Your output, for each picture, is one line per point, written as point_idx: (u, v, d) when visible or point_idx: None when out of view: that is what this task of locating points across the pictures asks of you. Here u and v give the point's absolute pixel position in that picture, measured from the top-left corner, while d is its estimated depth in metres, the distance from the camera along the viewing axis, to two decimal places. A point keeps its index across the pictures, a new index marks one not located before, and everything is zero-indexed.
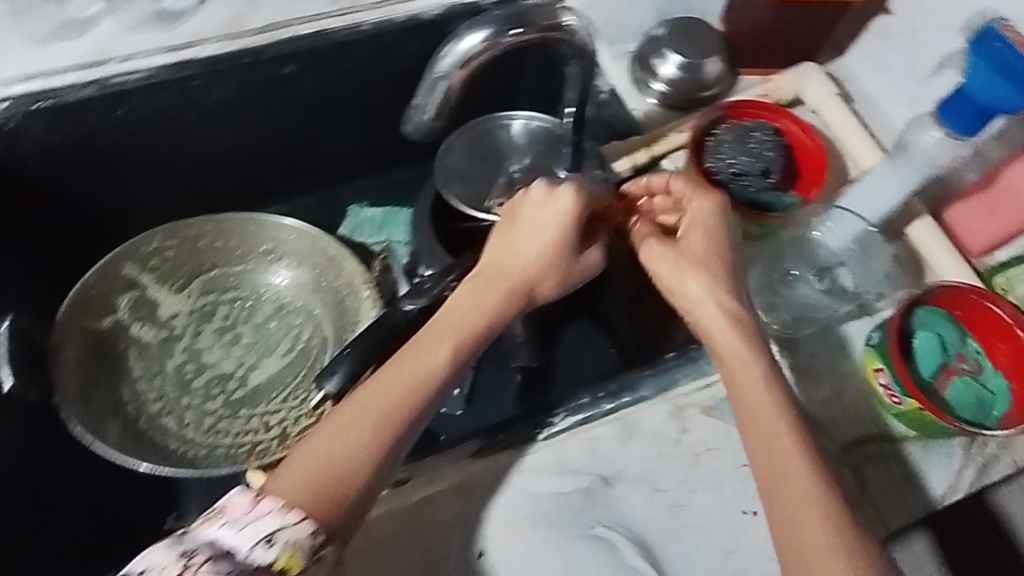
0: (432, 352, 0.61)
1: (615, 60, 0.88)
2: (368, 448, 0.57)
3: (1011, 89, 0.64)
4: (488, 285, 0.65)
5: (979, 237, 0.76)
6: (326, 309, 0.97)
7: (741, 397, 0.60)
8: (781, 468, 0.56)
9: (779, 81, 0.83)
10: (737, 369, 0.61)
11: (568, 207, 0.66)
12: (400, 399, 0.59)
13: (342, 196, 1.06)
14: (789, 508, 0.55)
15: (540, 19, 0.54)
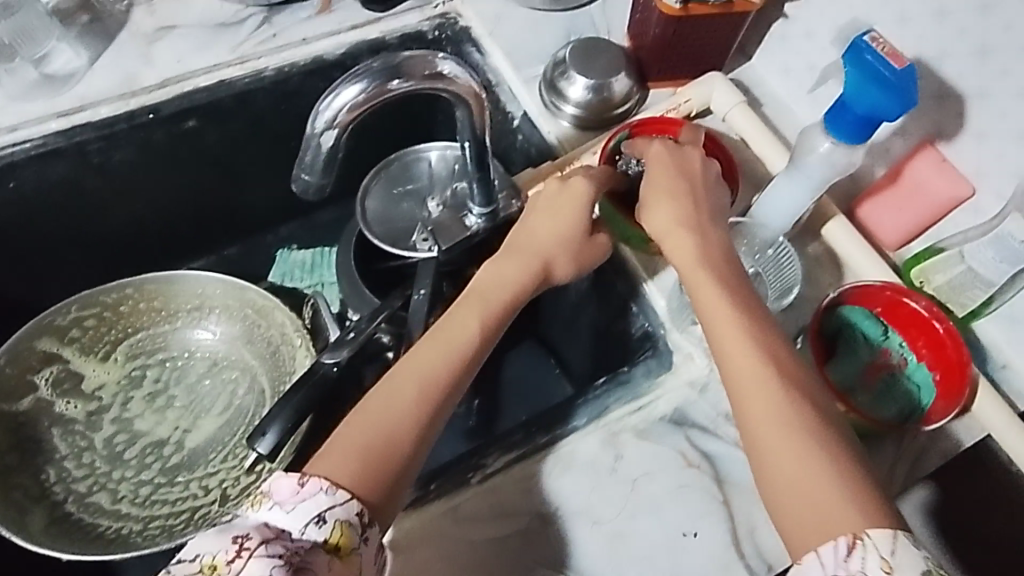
0: (464, 325, 0.64)
1: (526, 85, 0.89)
2: (414, 420, 0.59)
3: (888, 97, 0.56)
4: (511, 262, 0.68)
5: (892, 230, 0.75)
6: (261, 361, 0.95)
7: (713, 323, 0.60)
8: (753, 386, 0.56)
9: (687, 93, 0.83)
10: (708, 297, 0.62)
11: (581, 188, 0.70)
12: (439, 374, 0.61)
13: (270, 243, 1.04)
14: (761, 428, 0.55)
15: (418, 69, 0.53)
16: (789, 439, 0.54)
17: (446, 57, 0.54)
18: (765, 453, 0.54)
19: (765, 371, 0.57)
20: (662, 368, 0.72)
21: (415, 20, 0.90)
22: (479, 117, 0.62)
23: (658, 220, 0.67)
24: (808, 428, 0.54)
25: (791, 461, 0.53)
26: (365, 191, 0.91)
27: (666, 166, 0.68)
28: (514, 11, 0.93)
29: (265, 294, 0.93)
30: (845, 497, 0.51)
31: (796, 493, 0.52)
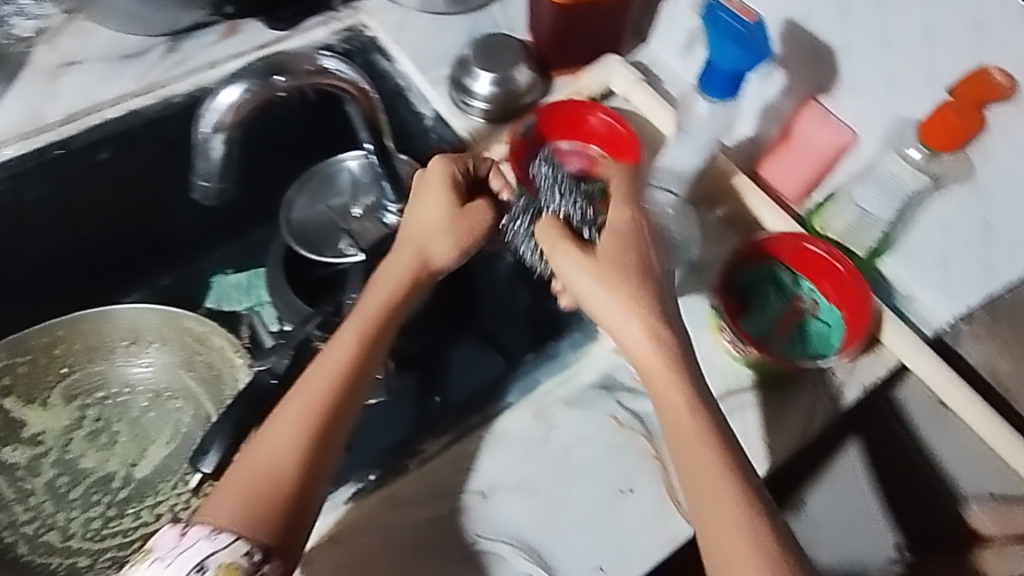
0: (343, 346, 0.65)
1: (435, 86, 0.91)
2: (294, 447, 0.59)
3: (746, 51, 0.64)
4: (398, 260, 0.70)
5: (792, 184, 0.78)
6: (203, 386, 0.94)
7: (655, 379, 0.60)
8: (694, 448, 0.58)
9: (586, 78, 0.88)
10: (665, 393, 0.60)
11: (440, 171, 0.71)
12: (324, 394, 0.61)
13: (204, 269, 1.03)
14: (698, 490, 0.57)
15: (300, 67, 0.60)
16: (737, 542, 0.55)
17: (328, 55, 0.62)
18: (699, 510, 0.57)
19: (713, 471, 0.57)
20: (588, 338, 0.74)
21: (322, 34, 0.93)
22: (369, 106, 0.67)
23: (602, 303, 0.61)
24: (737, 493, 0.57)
25: (721, 525, 0.56)
26: (289, 205, 0.92)
27: (612, 239, 0.63)
28: (418, 18, 0.95)
29: (201, 318, 0.95)
30: None
31: None
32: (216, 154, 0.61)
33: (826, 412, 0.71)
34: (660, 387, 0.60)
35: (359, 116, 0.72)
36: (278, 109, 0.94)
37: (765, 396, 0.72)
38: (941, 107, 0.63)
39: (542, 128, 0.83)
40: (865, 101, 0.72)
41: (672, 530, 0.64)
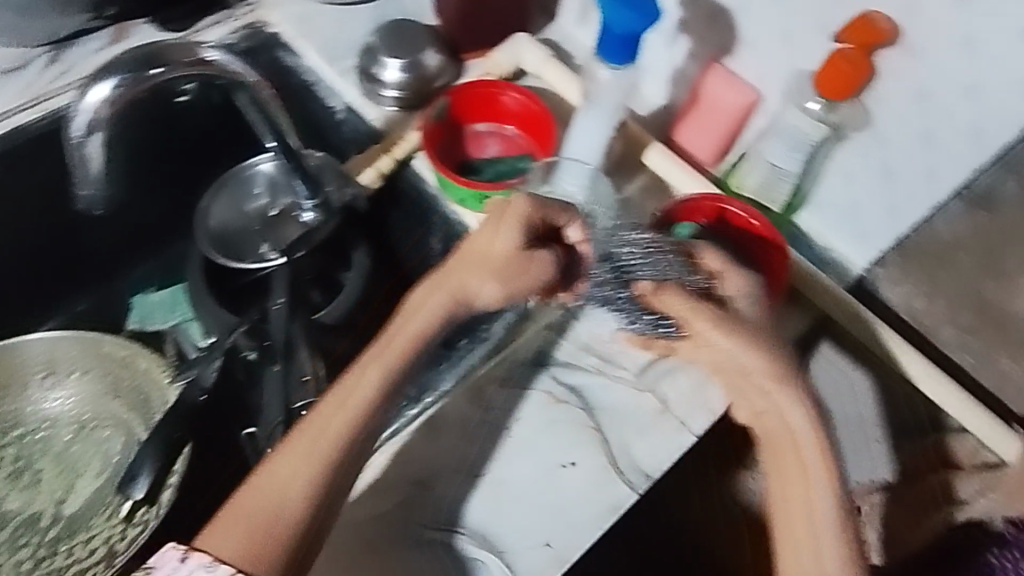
0: (366, 380, 0.62)
1: (344, 77, 0.89)
2: (307, 482, 0.58)
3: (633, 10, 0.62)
4: (436, 297, 0.65)
5: (707, 147, 0.80)
6: (131, 411, 0.91)
7: (786, 431, 0.64)
8: (805, 498, 0.62)
9: (496, 58, 0.87)
10: (788, 416, 0.64)
11: (522, 210, 0.66)
12: (338, 429, 0.60)
13: (123, 290, 0.99)
14: (804, 535, 0.61)
15: (179, 56, 0.57)
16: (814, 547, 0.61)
17: (211, 46, 0.59)
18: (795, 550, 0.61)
19: (813, 490, 0.62)
20: (521, 316, 0.73)
21: (220, 32, 0.90)
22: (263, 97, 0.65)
23: (732, 352, 0.64)
24: (844, 542, 0.61)
25: (807, 545, 0.61)
26: (205, 212, 0.88)
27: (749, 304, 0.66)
28: (320, 9, 0.93)
29: (122, 341, 0.89)
30: None
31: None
32: (92, 159, 0.59)
33: None
34: (787, 436, 0.64)
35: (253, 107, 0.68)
36: (184, 115, 0.91)
37: None
38: (833, 55, 0.64)
39: (455, 110, 0.82)
40: (765, 59, 0.73)
41: (615, 496, 0.65)
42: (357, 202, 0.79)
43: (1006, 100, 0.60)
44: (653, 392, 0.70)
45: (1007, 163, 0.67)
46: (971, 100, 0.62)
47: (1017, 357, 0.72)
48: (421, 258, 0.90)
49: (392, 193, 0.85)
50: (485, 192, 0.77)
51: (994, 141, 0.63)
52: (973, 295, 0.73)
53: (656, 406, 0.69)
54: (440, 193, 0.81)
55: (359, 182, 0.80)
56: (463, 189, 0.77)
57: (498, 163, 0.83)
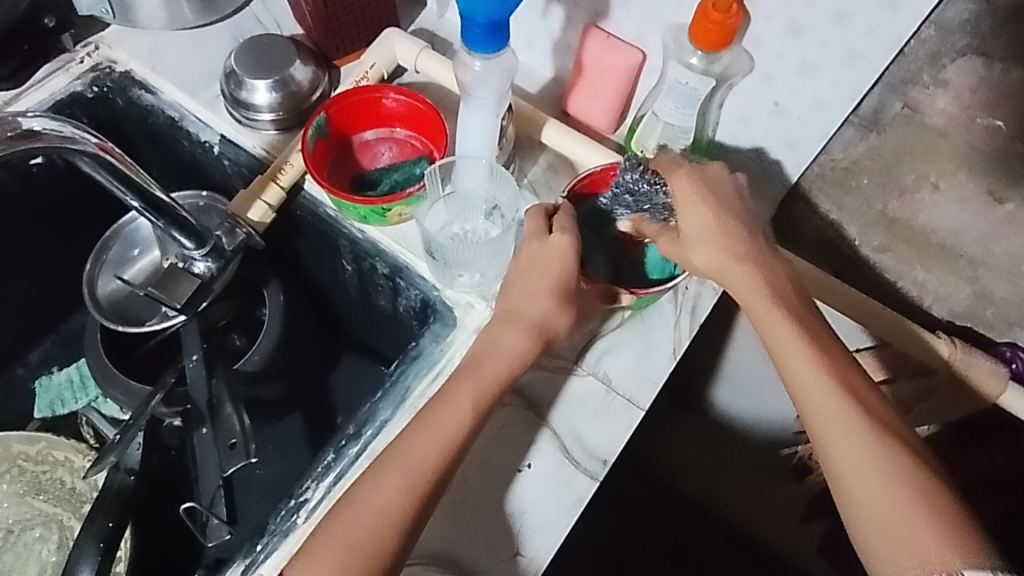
0: (457, 406, 0.61)
1: (212, 106, 0.83)
2: (399, 513, 0.58)
3: None
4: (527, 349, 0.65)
5: (602, 116, 0.78)
6: (61, 503, 0.85)
7: (792, 365, 0.60)
8: (799, 369, 0.60)
9: (369, 59, 0.81)
10: (747, 289, 0.63)
11: (563, 242, 0.65)
12: (430, 460, 0.59)
13: (24, 377, 0.95)
14: (862, 481, 0.56)
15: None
16: (828, 407, 0.58)
17: (33, 116, 0.54)
18: (858, 500, 0.56)
19: (802, 347, 0.60)
20: (448, 328, 0.71)
21: (65, 81, 0.82)
22: (104, 159, 0.60)
23: (698, 251, 0.65)
24: (856, 411, 0.58)
25: (824, 406, 0.58)
26: (91, 283, 0.81)
27: (698, 204, 0.65)
28: (170, 37, 0.86)
29: (29, 437, 0.83)
30: (879, 456, 0.56)
31: (839, 452, 0.57)
32: None
33: (690, 324, 0.72)
34: (794, 370, 0.60)
35: (101, 174, 0.62)
36: (41, 181, 0.83)
37: (630, 330, 0.71)
38: (701, 7, 0.63)
39: (338, 122, 0.77)
40: (640, 17, 0.71)
41: (577, 490, 0.65)
42: (253, 241, 0.75)
43: (875, 24, 0.60)
44: (596, 374, 0.69)
45: (889, 81, 0.67)
46: (841, 27, 0.61)
47: (931, 266, 0.72)
48: (336, 280, 0.84)
49: (289, 220, 0.80)
50: (386, 205, 0.72)
51: (872, 65, 0.63)
52: (879, 214, 0.72)
53: (600, 388, 0.68)
54: (339, 215, 0.77)
55: (248, 222, 0.75)
56: (364, 207, 0.72)
57: (394, 170, 0.78)
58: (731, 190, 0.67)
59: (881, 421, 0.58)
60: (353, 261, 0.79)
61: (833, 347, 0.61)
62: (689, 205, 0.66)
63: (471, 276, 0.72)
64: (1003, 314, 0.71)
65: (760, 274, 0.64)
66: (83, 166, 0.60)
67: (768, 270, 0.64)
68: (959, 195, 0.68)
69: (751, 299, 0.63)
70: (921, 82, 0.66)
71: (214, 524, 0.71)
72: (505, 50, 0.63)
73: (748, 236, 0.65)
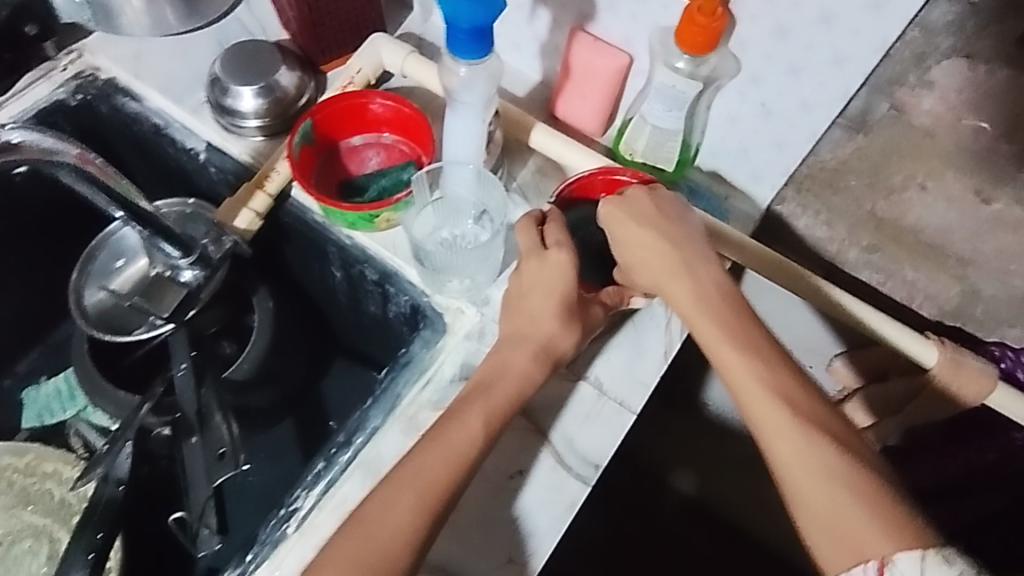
0: (470, 426, 0.61)
1: (197, 113, 0.82)
2: (411, 532, 0.57)
3: None
4: (518, 353, 0.65)
5: (589, 119, 0.78)
6: (50, 515, 0.83)
7: (733, 374, 0.61)
8: (732, 367, 0.61)
9: (355, 64, 0.80)
10: (681, 291, 0.64)
11: (563, 259, 0.65)
12: (441, 480, 0.59)
13: (13, 387, 0.94)
14: (801, 482, 0.57)
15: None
16: (760, 401, 0.59)
17: (13, 129, 0.54)
18: (799, 497, 0.57)
19: (732, 341, 0.62)
20: (438, 334, 0.71)
21: (48, 90, 0.82)
22: (89, 172, 0.59)
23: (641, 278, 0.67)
24: (786, 402, 0.59)
25: (756, 399, 0.60)
26: (77, 292, 0.81)
27: (626, 230, 0.66)
28: (152, 43, 0.85)
29: (17, 449, 0.85)
30: (813, 446, 0.57)
31: (775, 446, 0.58)
32: None
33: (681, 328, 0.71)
34: (734, 379, 0.61)
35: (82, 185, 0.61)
36: (25, 191, 0.82)
37: (622, 334, 0.71)
38: (687, 9, 0.63)
39: (324, 128, 0.77)
40: (626, 20, 0.71)
41: (570, 494, 0.64)
42: (240, 250, 0.74)
43: (859, 27, 0.60)
44: (588, 379, 0.69)
45: (875, 82, 0.69)
46: (827, 30, 0.61)
47: (919, 265, 0.70)
48: (326, 286, 0.84)
49: (277, 227, 0.79)
50: (373, 212, 0.71)
51: (858, 67, 0.63)
52: (868, 215, 0.70)
53: (592, 392, 0.68)
54: (327, 222, 0.76)
55: (235, 230, 0.73)
56: (351, 214, 0.71)
57: (382, 175, 0.78)
58: (665, 207, 0.67)
59: (820, 425, 0.58)
60: (342, 267, 0.79)
61: (764, 341, 0.62)
62: (619, 235, 0.67)
63: (460, 281, 0.71)
64: (991, 312, 0.70)
65: (692, 277, 0.65)
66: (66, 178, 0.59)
67: (706, 272, 0.65)
68: (946, 193, 0.68)
69: (683, 301, 0.64)
70: (907, 83, 0.68)
71: (205, 535, 0.71)
72: (489, 55, 0.63)
73: (682, 242, 0.66)
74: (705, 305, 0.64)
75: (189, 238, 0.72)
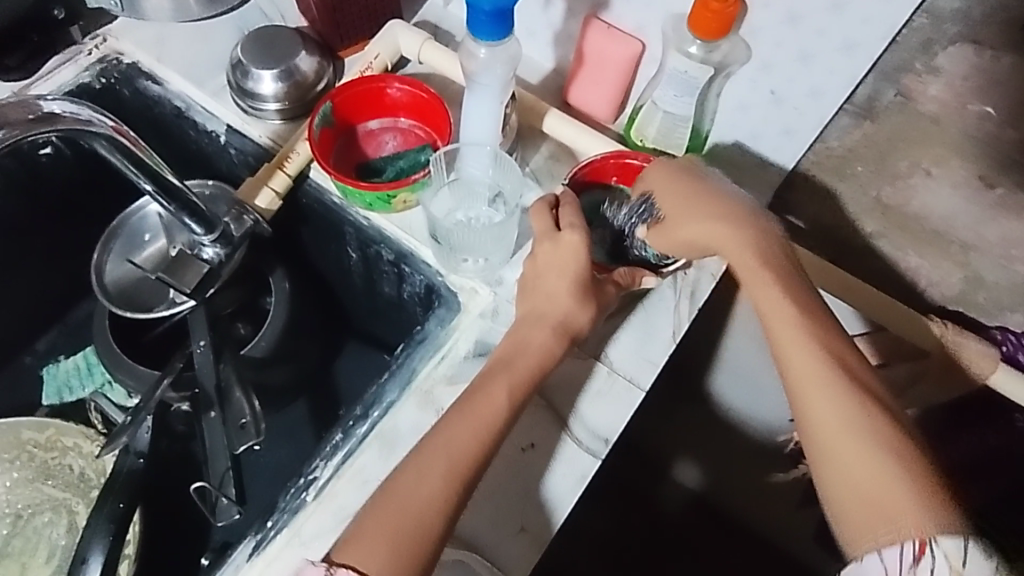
0: (495, 398, 0.63)
1: (218, 96, 0.84)
2: (443, 501, 0.58)
3: None
4: (534, 329, 0.66)
5: (601, 106, 0.80)
6: (70, 488, 0.86)
7: (779, 331, 0.63)
8: (786, 334, 0.63)
9: (373, 50, 0.82)
10: (737, 257, 0.66)
11: (575, 241, 0.67)
12: (470, 451, 0.60)
13: (32, 365, 0.96)
14: (842, 451, 0.58)
15: (16, 116, 0.54)
16: (811, 368, 0.61)
17: (52, 98, 0.56)
18: (839, 465, 0.58)
19: (788, 309, 0.63)
20: (453, 312, 0.73)
21: (73, 73, 0.84)
22: (121, 142, 0.61)
23: (676, 231, 0.69)
24: (838, 373, 0.60)
25: (807, 367, 0.61)
26: (99, 270, 0.83)
27: (664, 188, 0.69)
28: (174, 28, 0.87)
29: (39, 423, 0.85)
30: (860, 417, 0.59)
31: (819, 413, 0.60)
32: None
33: (689, 311, 0.73)
34: (778, 334, 0.63)
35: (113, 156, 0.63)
36: (48, 172, 0.84)
37: (632, 315, 0.73)
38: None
39: (342, 111, 0.79)
40: (640, 8, 0.73)
41: (581, 467, 0.66)
42: (259, 229, 0.76)
43: (869, 12, 0.62)
44: (598, 357, 0.71)
45: (883, 69, 0.74)
46: (838, 16, 0.63)
47: (925, 252, 0.72)
48: (341, 268, 0.86)
49: (295, 208, 0.81)
50: (391, 191, 0.73)
51: (867, 53, 0.64)
52: (873, 202, 0.73)
53: (603, 369, 0.70)
54: (344, 203, 0.78)
55: (257, 209, 0.76)
56: (369, 193, 0.73)
57: (398, 158, 0.80)
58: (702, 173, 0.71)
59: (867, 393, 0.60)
60: (359, 248, 0.81)
61: (823, 314, 0.63)
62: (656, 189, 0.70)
63: (474, 260, 0.73)
64: (994, 299, 0.71)
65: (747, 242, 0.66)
66: (100, 149, 0.61)
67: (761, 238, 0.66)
68: (952, 180, 0.72)
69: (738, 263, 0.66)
70: (915, 69, 0.73)
71: (224, 504, 0.72)
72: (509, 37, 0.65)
73: (733, 205, 0.67)
74: (764, 273, 0.65)
75: (213, 215, 0.72)
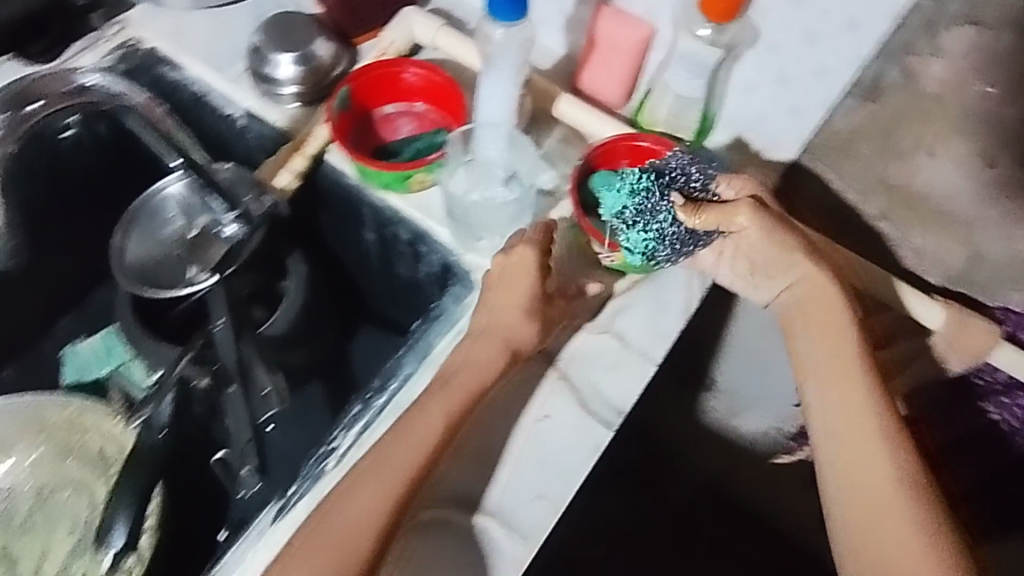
0: (430, 421, 0.64)
1: (236, 82, 0.86)
2: (375, 519, 0.61)
3: None
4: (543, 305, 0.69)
5: (611, 91, 0.81)
6: (89, 467, 0.84)
7: (827, 379, 0.69)
8: (838, 380, 0.69)
9: (389, 36, 0.84)
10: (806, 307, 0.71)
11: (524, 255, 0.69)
12: (404, 472, 0.62)
13: (50, 351, 0.94)
14: (865, 491, 0.66)
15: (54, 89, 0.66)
16: (854, 415, 0.68)
17: (84, 74, 0.67)
18: (858, 503, 0.66)
19: (846, 361, 0.69)
20: (469, 290, 0.75)
21: (92, 61, 0.86)
22: (143, 107, 0.69)
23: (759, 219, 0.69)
24: (878, 421, 0.67)
25: (849, 412, 0.68)
26: (120, 252, 0.84)
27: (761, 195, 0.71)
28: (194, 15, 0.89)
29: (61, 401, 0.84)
30: (886, 463, 0.66)
31: (851, 455, 0.67)
32: None
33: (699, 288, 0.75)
34: (823, 385, 0.69)
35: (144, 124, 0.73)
36: (69, 156, 0.86)
37: (643, 291, 0.74)
38: None
39: (359, 96, 0.81)
40: None
41: (595, 438, 0.68)
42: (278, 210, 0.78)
43: None
44: (611, 332, 0.72)
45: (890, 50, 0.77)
46: None
47: (927, 231, 0.74)
48: (358, 250, 0.88)
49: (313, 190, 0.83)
50: (409, 172, 0.75)
51: None
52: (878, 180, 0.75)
53: (615, 344, 0.72)
54: (362, 184, 0.80)
55: (275, 189, 0.78)
56: (388, 174, 0.76)
57: (414, 141, 0.82)
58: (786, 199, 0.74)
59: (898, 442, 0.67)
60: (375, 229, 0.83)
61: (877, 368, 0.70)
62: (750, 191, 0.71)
63: (490, 239, 0.76)
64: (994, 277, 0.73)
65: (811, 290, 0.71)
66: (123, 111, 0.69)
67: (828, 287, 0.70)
68: (953, 157, 0.74)
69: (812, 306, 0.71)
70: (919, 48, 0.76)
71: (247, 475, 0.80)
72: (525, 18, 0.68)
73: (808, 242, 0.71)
74: (828, 326, 0.70)
75: (234, 188, 0.77)
